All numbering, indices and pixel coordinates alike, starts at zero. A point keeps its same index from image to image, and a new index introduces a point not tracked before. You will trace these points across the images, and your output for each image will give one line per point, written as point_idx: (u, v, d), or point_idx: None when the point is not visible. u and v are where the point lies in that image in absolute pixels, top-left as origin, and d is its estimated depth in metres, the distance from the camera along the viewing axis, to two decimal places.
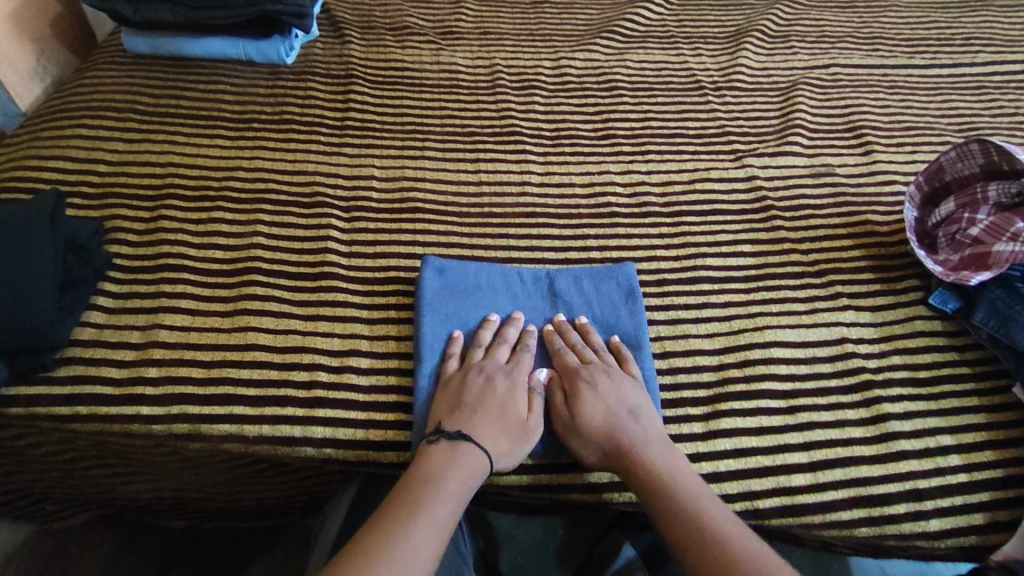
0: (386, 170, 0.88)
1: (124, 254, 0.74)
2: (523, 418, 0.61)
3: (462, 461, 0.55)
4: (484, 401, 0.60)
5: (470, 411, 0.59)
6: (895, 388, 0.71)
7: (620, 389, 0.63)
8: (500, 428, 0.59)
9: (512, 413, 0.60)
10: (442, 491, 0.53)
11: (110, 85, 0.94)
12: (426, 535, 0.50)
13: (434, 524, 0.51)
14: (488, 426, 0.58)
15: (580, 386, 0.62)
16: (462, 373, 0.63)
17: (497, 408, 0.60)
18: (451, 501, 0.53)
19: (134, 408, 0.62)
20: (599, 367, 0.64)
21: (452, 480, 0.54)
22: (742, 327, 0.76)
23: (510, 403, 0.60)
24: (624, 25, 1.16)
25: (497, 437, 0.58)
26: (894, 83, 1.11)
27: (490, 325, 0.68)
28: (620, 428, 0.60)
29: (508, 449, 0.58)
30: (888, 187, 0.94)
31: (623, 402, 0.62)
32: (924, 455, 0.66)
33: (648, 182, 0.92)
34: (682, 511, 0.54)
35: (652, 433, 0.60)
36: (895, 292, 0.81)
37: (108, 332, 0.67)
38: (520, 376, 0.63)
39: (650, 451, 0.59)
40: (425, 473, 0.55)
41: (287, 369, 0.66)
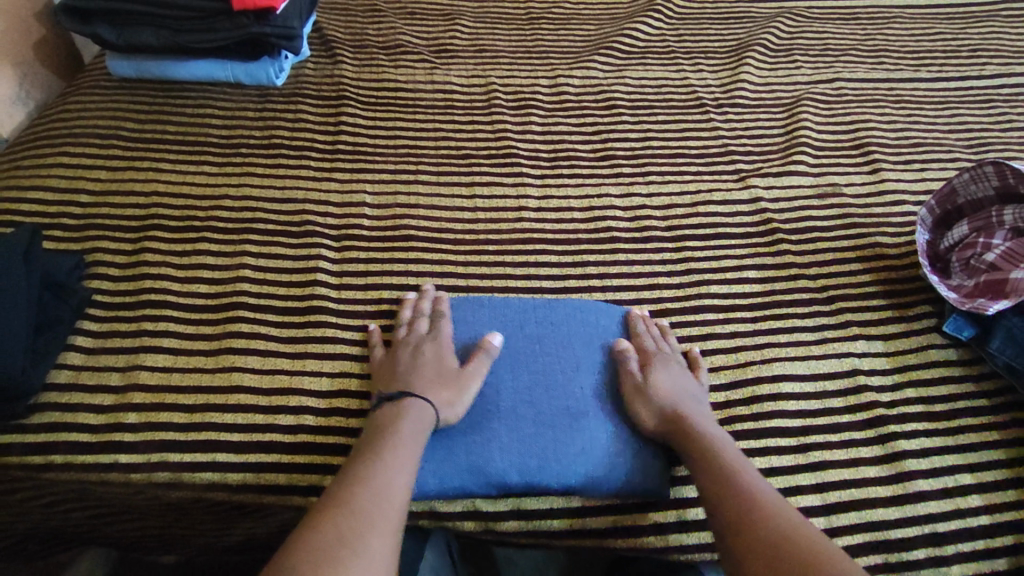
0: (378, 196, 0.85)
1: (105, 290, 0.71)
2: (458, 366, 0.63)
3: (408, 415, 0.57)
4: (413, 366, 0.62)
5: (404, 375, 0.62)
6: (910, 423, 0.68)
7: (687, 380, 0.65)
8: (435, 378, 0.61)
9: (444, 363, 0.62)
10: (399, 439, 0.55)
11: (94, 109, 0.92)
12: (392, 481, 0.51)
13: (398, 470, 0.52)
14: (423, 380, 0.60)
15: (654, 363, 0.65)
16: (390, 353, 0.66)
17: (427, 365, 0.62)
18: (410, 447, 0.55)
19: (111, 456, 0.59)
20: (672, 357, 0.67)
21: (408, 429, 0.56)
22: (748, 359, 0.73)
23: (437, 360, 0.63)
24: (623, 40, 1.13)
25: (437, 386, 0.60)
26: (901, 97, 1.09)
27: (406, 304, 0.71)
28: (683, 403, 0.62)
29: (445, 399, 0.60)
30: (897, 208, 0.91)
31: (689, 390, 0.64)
32: (942, 496, 0.63)
33: (650, 204, 0.89)
34: (724, 472, 0.54)
35: (708, 418, 0.62)
36: (907, 319, 0.78)
37: (85, 374, 0.64)
38: (443, 334, 0.66)
39: (704, 426, 0.60)
40: (380, 430, 0.56)
41: (273, 411, 0.63)
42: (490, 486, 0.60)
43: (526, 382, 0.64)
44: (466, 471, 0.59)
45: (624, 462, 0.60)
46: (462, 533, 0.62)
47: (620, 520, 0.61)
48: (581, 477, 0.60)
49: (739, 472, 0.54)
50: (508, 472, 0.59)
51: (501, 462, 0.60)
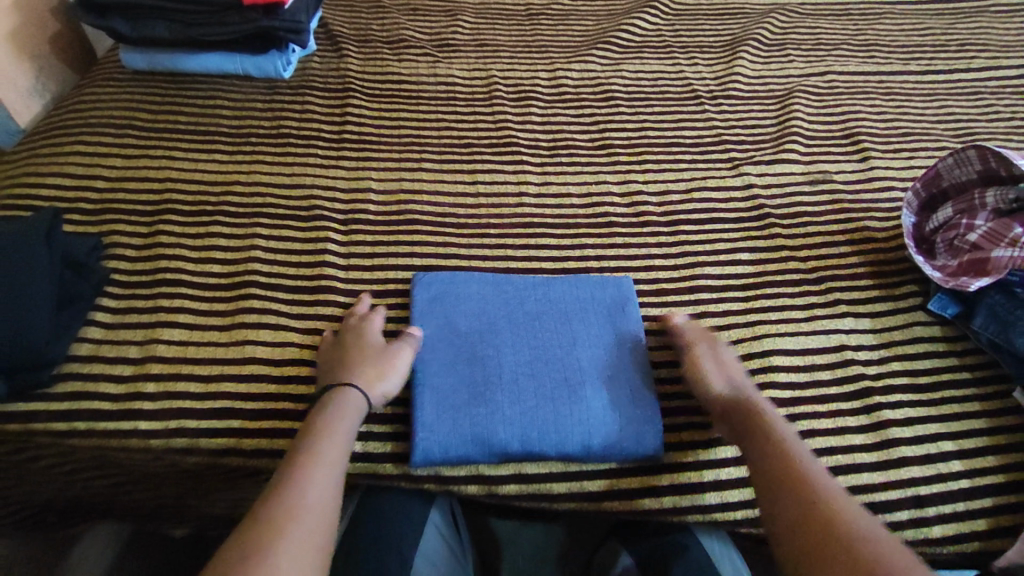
0: (383, 183, 0.88)
1: (122, 270, 0.74)
2: (380, 353, 0.65)
3: (339, 402, 0.59)
4: (343, 350, 0.65)
5: (334, 368, 0.64)
6: (895, 394, 0.71)
7: (746, 371, 0.68)
8: (362, 367, 0.63)
9: (367, 353, 0.64)
10: (329, 434, 0.56)
11: (108, 101, 0.95)
12: (328, 478, 0.53)
13: (331, 466, 0.54)
14: (350, 370, 0.63)
15: (717, 348, 0.68)
16: (327, 348, 0.68)
17: (354, 356, 0.64)
18: (340, 442, 0.56)
19: (130, 423, 0.62)
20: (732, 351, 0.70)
21: (338, 424, 0.57)
22: (740, 335, 0.76)
23: (362, 342, 0.66)
24: (620, 35, 1.16)
25: (364, 374, 0.62)
26: (891, 89, 1.12)
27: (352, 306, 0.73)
28: (744, 386, 0.64)
29: (374, 376, 0.62)
30: (886, 194, 0.94)
31: (745, 377, 0.66)
32: (926, 461, 0.66)
33: (646, 190, 0.92)
34: (780, 449, 0.56)
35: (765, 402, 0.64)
36: (894, 298, 0.81)
37: (105, 347, 0.67)
38: (370, 326, 0.68)
39: (764, 405, 0.62)
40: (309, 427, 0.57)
41: (285, 382, 0.66)
42: (493, 455, 0.63)
43: (528, 355, 0.68)
44: (470, 440, 0.62)
45: (620, 430, 0.63)
46: (465, 497, 0.65)
47: (617, 484, 0.64)
48: (580, 445, 0.63)
49: (796, 454, 0.56)
50: (511, 441, 0.62)
51: (505, 432, 0.63)
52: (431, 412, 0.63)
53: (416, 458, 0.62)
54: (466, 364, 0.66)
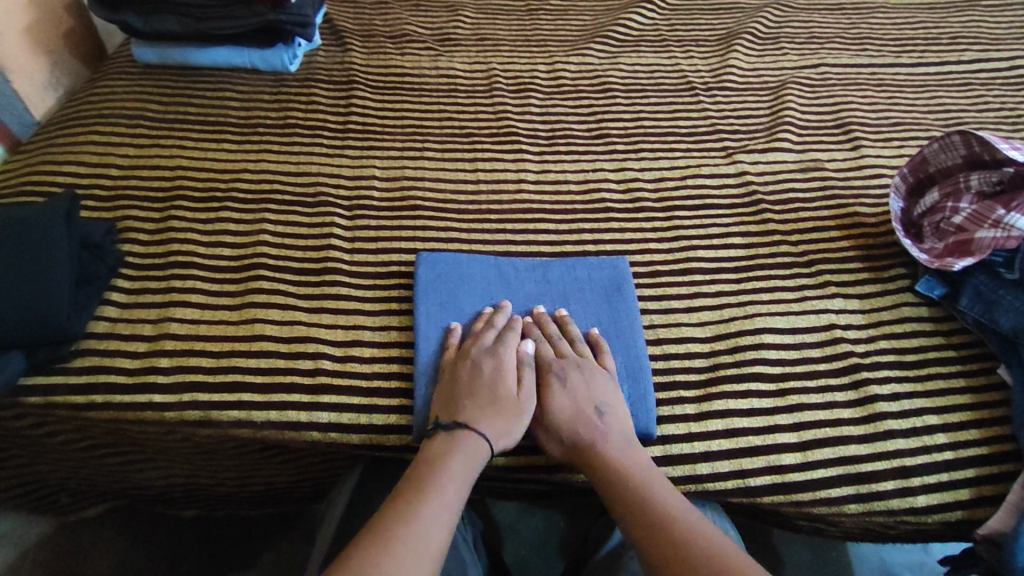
0: (387, 171, 0.91)
1: (135, 253, 0.77)
2: (514, 394, 0.62)
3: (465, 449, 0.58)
4: (473, 383, 0.62)
5: (464, 396, 0.62)
6: (883, 370, 0.73)
7: (588, 379, 0.64)
8: (491, 410, 0.60)
9: (503, 392, 0.62)
10: (447, 478, 0.56)
11: (120, 93, 0.98)
12: (434, 523, 0.52)
13: (440, 511, 0.53)
14: (478, 409, 0.60)
15: (551, 379, 0.64)
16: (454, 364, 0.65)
17: (488, 390, 0.62)
18: (455, 490, 0.55)
19: (146, 395, 0.65)
20: (572, 361, 0.66)
21: (456, 469, 0.56)
22: (732, 315, 0.78)
23: (497, 380, 0.62)
24: (618, 30, 1.19)
25: (492, 420, 0.60)
26: (882, 81, 1.14)
27: (480, 317, 0.70)
28: (580, 420, 0.61)
29: (502, 429, 0.60)
30: (875, 181, 0.96)
31: (592, 396, 0.63)
32: (911, 434, 0.68)
33: (642, 178, 0.94)
34: (630, 493, 0.57)
35: (613, 424, 0.62)
36: (882, 280, 0.83)
37: (121, 325, 0.70)
38: (508, 354, 0.65)
39: (608, 439, 0.61)
40: (429, 463, 0.57)
41: (293, 358, 0.68)
42: None
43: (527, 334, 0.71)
44: None
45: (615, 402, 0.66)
46: None
47: None
48: None
49: (652, 494, 0.57)
50: None
51: None
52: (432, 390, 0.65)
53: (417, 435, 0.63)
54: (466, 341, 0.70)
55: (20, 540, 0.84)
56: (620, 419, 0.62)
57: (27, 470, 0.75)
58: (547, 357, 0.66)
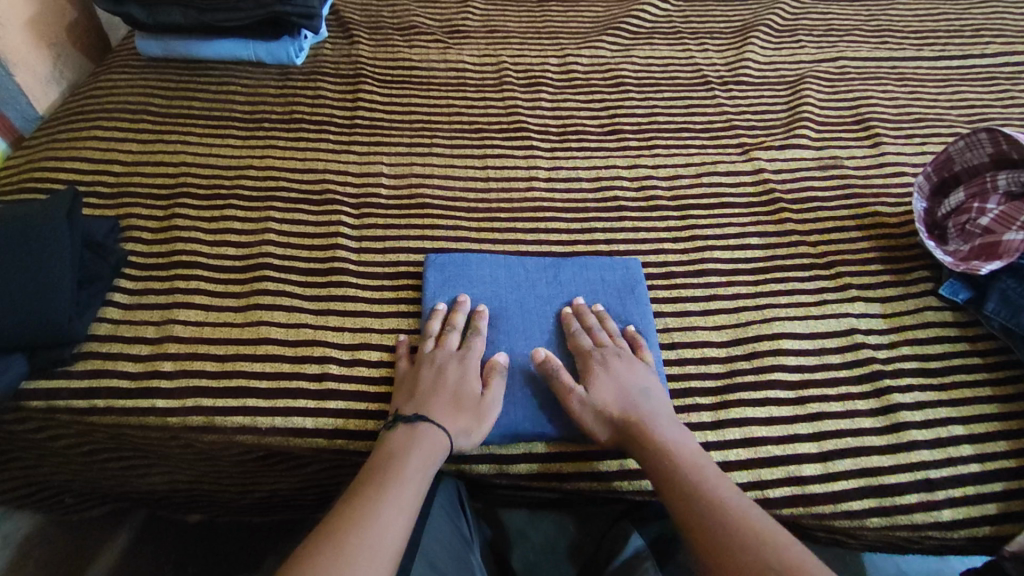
0: (394, 167, 0.89)
1: (138, 251, 0.76)
2: (479, 395, 0.62)
3: (427, 440, 0.57)
4: (435, 388, 0.62)
5: (424, 396, 0.61)
6: (906, 378, 0.71)
7: (630, 367, 0.65)
8: (453, 409, 0.60)
9: (467, 393, 0.62)
10: (420, 445, 0.57)
11: (124, 87, 0.96)
12: (394, 515, 0.51)
13: (400, 503, 0.52)
14: (440, 408, 0.60)
15: (593, 366, 0.64)
16: (414, 367, 0.65)
17: (452, 390, 0.62)
18: (415, 483, 0.54)
19: (149, 401, 0.63)
20: (612, 351, 0.66)
21: (415, 462, 0.55)
22: (750, 319, 0.76)
23: (462, 386, 0.62)
24: (631, 21, 1.16)
25: (455, 418, 0.60)
26: (903, 75, 1.11)
27: (436, 315, 0.69)
28: (627, 405, 0.61)
29: (467, 429, 0.60)
30: (897, 179, 0.93)
31: (635, 384, 0.63)
32: (936, 445, 0.66)
33: (656, 175, 0.92)
34: (676, 475, 0.56)
35: (661, 413, 0.62)
36: (905, 283, 0.80)
37: (124, 328, 0.68)
38: (473, 357, 0.65)
39: (655, 424, 0.60)
40: (389, 458, 0.56)
41: (298, 362, 0.67)
42: (504, 436, 0.64)
43: (539, 339, 0.69)
44: None
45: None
46: (476, 478, 0.65)
47: (627, 465, 0.64)
48: None
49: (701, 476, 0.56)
50: (521, 423, 0.64)
51: (514, 415, 0.64)
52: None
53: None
54: None
55: (25, 541, 0.83)
56: (666, 408, 0.62)
57: (30, 472, 0.74)
58: (585, 346, 0.66)
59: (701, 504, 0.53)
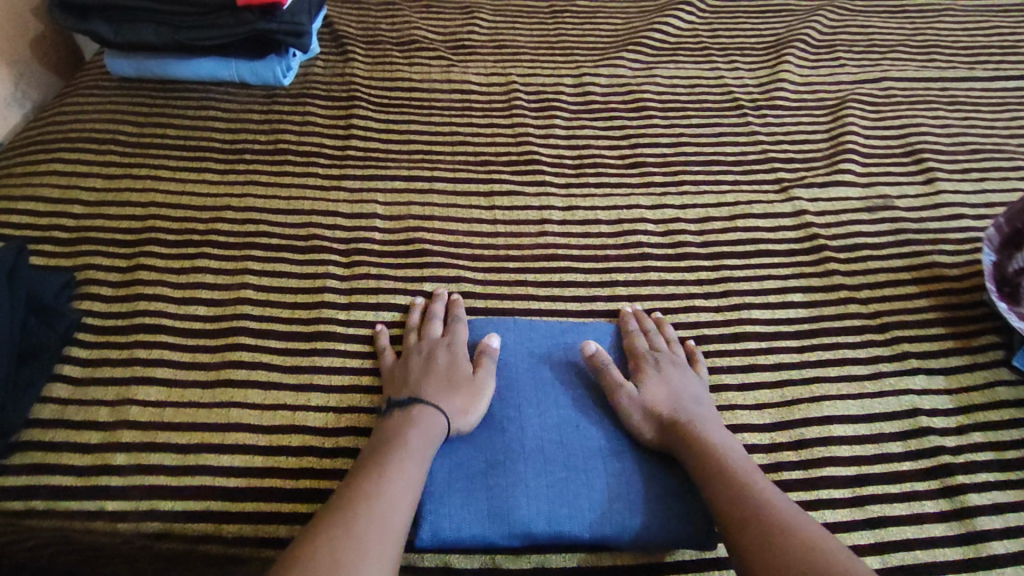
0: (390, 207, 0.80)
1: (96, 312, 0.66)
2: (471, 374, 0.61)
3: (423, 423, 0.55)
4: (425, 372, 0.61)
5: (418, 382, 0.60)
6: (979, 472, 0.61)
7: (684, 374, 0.63)
8: (446, 390, 0.58)
9: (460, 374, 0.60)
10: (417, 420, 0.55)
11: (92, 111, 0.86)
12: (402, 494, 0.49)
13: (405, 479, 0.50)
14: (436, 390, 0.58)
15: (646, 366, 0.63)
16: (401, 359, 0.63)
17: (445, 371, 0.60)
18: (418, 459, 0.52)
19: (95, 503, 0.54)
20: (667, 355, 0.64)
21: (416, 440, 0.54)
22: (796, 396, 0.66)
23: (451, 367, 0.61)
24: (653, 36, 1.06)
25: (452, 397, 0.58)
26: (956, 98, 1.00)
27: (416, 307, 0.68)
28: (678, 405, 0.59)
29: (461, 407, 0.58)
30: (955, 224, 0.83)
31: (687, 388, 0.61)
32: (1021, 560, 0.56)
33: (684, 218, 0.82)
34: (728, 474, 0.52)
35: (710, 417, 0.59)
36: (971, 351, 0.70)
37: (72, 409, 0.59)
38: (460, 340, 0.64)
39: (707, 427, 0.57)
40: (387, 442, 0.53)
41: (273, 453, 0.58)
42: (514, 537, 0.54)
43: (555, 420, 0.61)
44: (488, 521, 0.54)
45: (659, 509, 0.55)
46: None
47: None
48: (617, 526, 0.55)
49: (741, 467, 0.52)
50: (535, 521, 0.54)
51: (527, 509, 0.55)
52: (444, 487, 0.56)
53: (425, 540, 0.54)
54: (483, 432, 0.59)
55: None
56: (714, 413, 0.60)
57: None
58: (640, 349, 0.65)
59: (755, 504, 0.48)
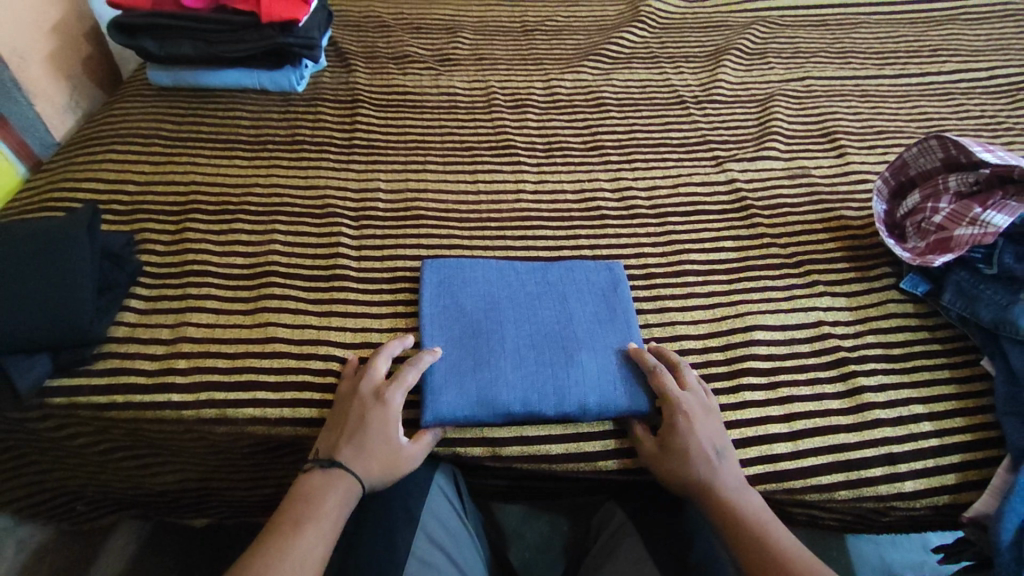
0: (391, 183, 0.95)
1: (153, 262, 0.82)
2: (397, 434, 0.63)
3: (342, 482, 0.60)
4: (358, 421, 0.63)
5: (345, 435, 0.62)
6: (870, 363, 0.78)
7: (712, 423, 0.65)
8: (372, 447, 0.62)
9: (384, 434, 0.63)
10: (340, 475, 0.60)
11: (136, 114, 1.03)
12: (308, 551, 0.56)
13: (322, 532, 0.58)
14: (357, 449, 0.61)
15: (680, 417, 0.64)
16: (347, 395, 0.66)
17: (372, 432, 0.62)
18: (337, 508, 0.59)
19: (164, 395, 0.69)
20: (694, 400, 0.66)
21: (338, 492, 0.60)
22: (724, 314, 0.82)
23: (382, 422, 0.63)
24: (611, 48, 1.24)
25: (370, 459, 0.61)
26: (866, 92, 1.19)
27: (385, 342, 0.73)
28: (711, 467, 0.62)
29: (377, 468, 0.61)
30: (861, 186, 1.00)
31: (714, 440, 0.63)
32: (898, 423, 0.72)
33: (636, 187, 0.98)
34: (768, 555, 0.57)
35: (733, 472, 0.63)
36: (868, 280, 0.87)
37: (140, 330, 0.74)
38: (399, 394, 0.65)
39: (737, 494, 0.61)
40: (317, 487, 0.60)
41: (304, 358, 0.73)
42: (497, 415, 0.68)
43: (529, 329, 0.74)
44: (477, 404, 0.67)
45: (609, 387, 0.69)
46: (472, 463, 0.70)
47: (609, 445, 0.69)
48: (577, 403, 0.68)
49: (770, 535, 0.59)
50: (514, 403, 0.68)
51: (507, 396, 0.68)
52: (440, 380, 0.68)
53: (427, 417, 0.66)
54: (471, 339, 0.72)
55: (37, 547, 0.95)
56: (735, 464, 0.64)
57: (56, 467, 0.80)
58: (669, 389, 0.66)
59: None
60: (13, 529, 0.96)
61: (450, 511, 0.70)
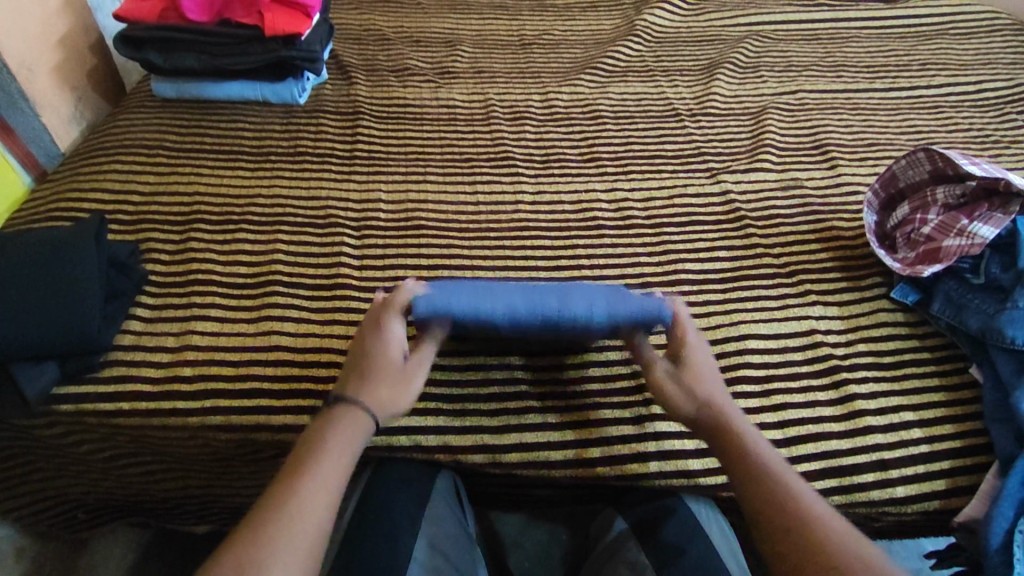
0: (392, 194, 0.97)
1: (157, 271, 0.83)
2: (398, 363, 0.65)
3: (351, 423, 0.60)
4: (362, 355, 0.65)
5: (353, 370, 0.64)
6: (861, 371, 0.79)
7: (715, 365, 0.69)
8: (376, 379, 0.64)
9: (383, 358, 0.65)
10: (350, 418, 0.61)
11: (141, 125, 1.04)
12: (316, 492, 0.54)
13: (331, 474, 0.56)
14: (362, 382, 0.63)
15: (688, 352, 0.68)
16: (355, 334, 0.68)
17: (374, 364, 0.64)
18: (346, 452, 0.58)
19: (170, 403, 0.70)
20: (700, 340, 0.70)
21: (346, 433, 0.59)
22: (719, 322, 0.84)
23: (381, 352, 0.65)
24: (607, 61, 1.27)
25: (375, 389, 0.63)
26: (857, 105, 1.21)
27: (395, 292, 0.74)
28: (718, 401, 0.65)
29: (384, 399, 0.63)
30: (852, 197, 1.02)
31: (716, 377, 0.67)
32: (889, 429, 0.74)
33: (632, 198, 1.00)
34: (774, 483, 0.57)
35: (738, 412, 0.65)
36: (860, 289, 0.89)
37: (145, 338, 0.75)
38: (395, 318, 0.67)
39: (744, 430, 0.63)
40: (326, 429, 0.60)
41: (307, 366, 0.74)
42: (500, 310, 0.66)
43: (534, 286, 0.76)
44: (481, 299, 0.67)
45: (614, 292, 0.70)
46: (470, 468, 0.72)
47: (607, 451, 0.71)
48: (585, 298, 0.68)
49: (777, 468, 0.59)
50: (519, 296, 0.67)
51: (512, 292, 0.68)
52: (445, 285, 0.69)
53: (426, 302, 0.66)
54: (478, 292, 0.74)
55: (37, 555, 0.96)
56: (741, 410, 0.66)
57: (61, 474, 0.81)
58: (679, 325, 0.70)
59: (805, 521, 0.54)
60: (13, 537, 0.97)
61: (450, 516, 0.71)
